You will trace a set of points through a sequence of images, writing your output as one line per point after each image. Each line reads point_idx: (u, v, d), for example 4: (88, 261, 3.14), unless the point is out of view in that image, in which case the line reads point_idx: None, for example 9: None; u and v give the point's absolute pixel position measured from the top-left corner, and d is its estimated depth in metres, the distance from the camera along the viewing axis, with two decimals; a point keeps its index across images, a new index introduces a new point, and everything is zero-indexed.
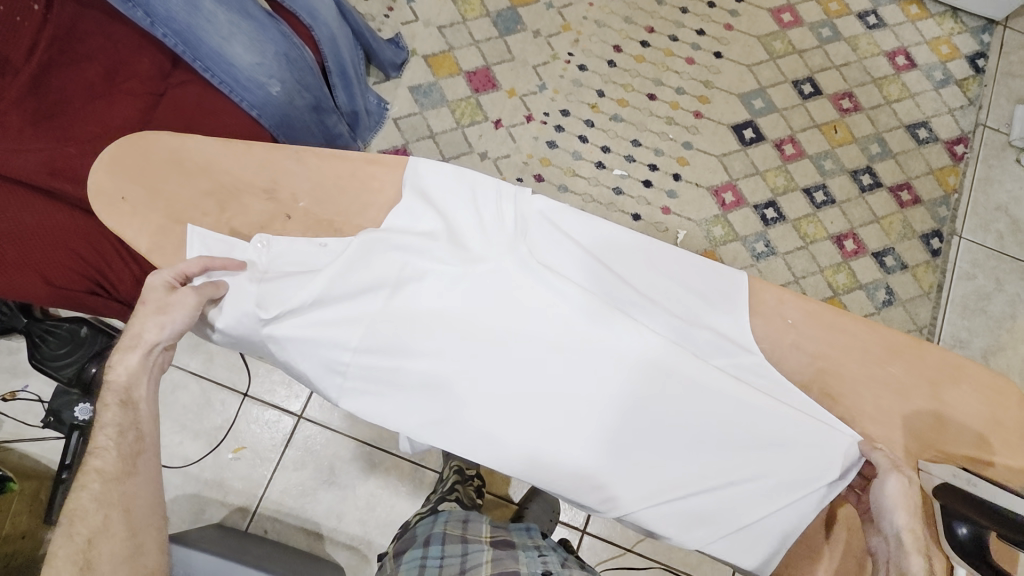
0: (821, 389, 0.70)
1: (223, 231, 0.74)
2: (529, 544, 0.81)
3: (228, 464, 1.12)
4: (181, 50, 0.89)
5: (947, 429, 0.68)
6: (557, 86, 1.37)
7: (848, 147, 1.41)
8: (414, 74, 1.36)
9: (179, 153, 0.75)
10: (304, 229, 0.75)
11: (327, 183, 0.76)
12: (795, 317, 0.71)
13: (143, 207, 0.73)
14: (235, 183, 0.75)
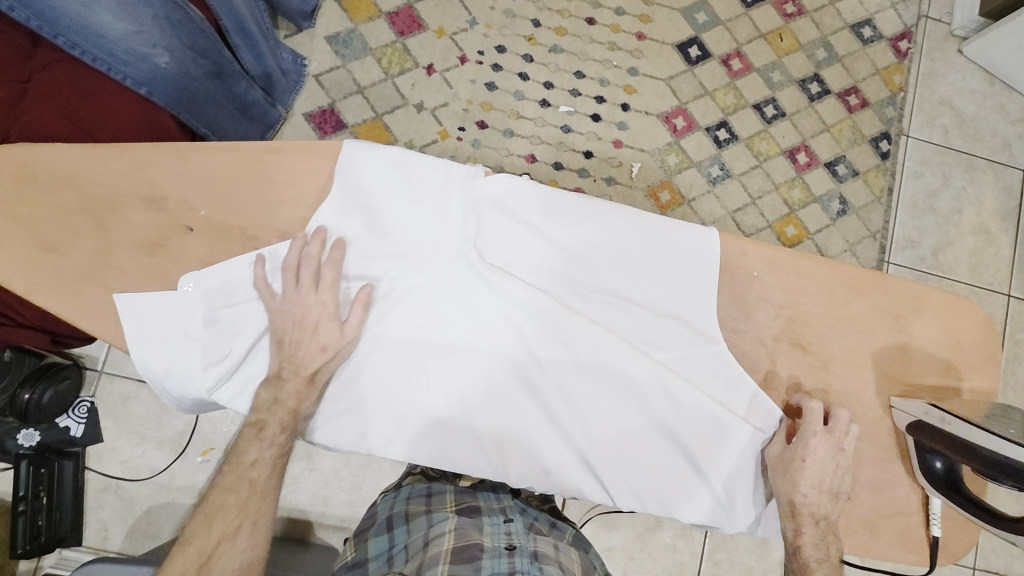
0: (790, 340, 0.68)
1: (114, 255, 0.65)
2: (495, 508, 0.83)
3: (199, 468, 1.07)
4: (37, 25, 0.75)
5: (913, 360, 0.68)
6: (488, 19, 1.26)
7: (795, 55, 1.36)
8: (329, 21, 1.22)
9: (36, 169, 0.65)
10: (209, 242, 0.66)
11: (226, 180, 0.66)
12: (759, 268, 0.68)
13: (9, 237, 0.64)
14: (121, 191, 0.66)
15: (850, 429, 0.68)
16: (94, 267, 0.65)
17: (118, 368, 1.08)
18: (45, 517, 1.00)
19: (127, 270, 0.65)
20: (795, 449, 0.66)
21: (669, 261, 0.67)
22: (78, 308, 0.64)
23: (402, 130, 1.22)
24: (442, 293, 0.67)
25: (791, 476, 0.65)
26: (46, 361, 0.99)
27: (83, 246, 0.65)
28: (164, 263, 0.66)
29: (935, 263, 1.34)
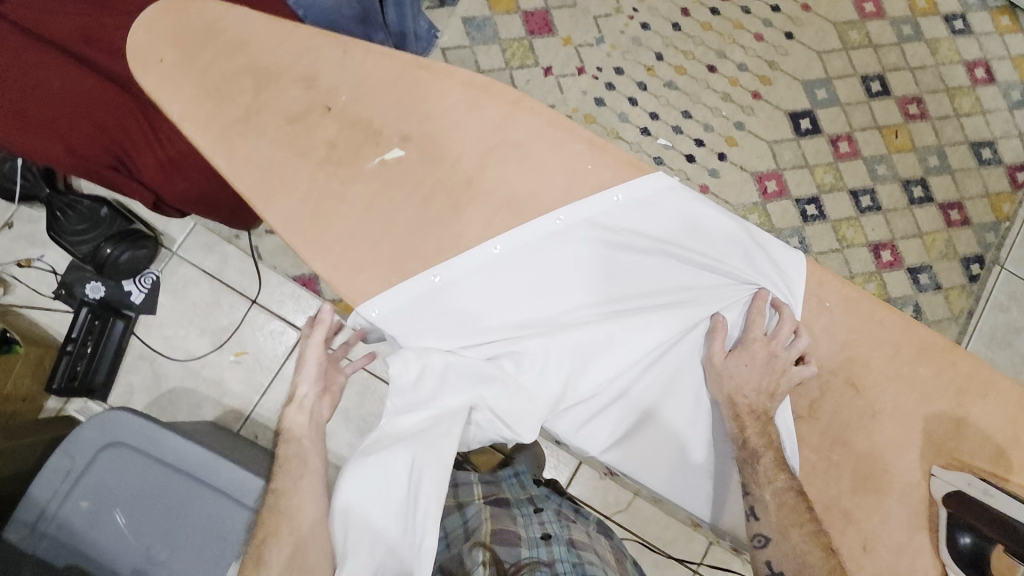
0: (846, 378, 0.67)
1: (257, 111, 0.69)
2: (523, 499, 0.82)
3: (229, 366, 1.12)
4: None
5: (967, 438, 0.66)
6: (615, 42, 1.31)
7: (906, 155, 1.35)
8: (470, 5, 1.30)
9: (218, 23, 0.71)
10: (340, 126, 0.70)
11: (372, 80, 0.71)
12: (833, 300, 0.68)
13: (175, 72, 0.70)
14: (279, 64, 0.70)
15: (883, 484, 0.66)
16: (239, 120, 0.69)
17: (189, 254, 1.14)
18: (84, 364, 1.07)
19: (262, 132, 0.69)
20: (736, 355, 0.66)
21: (742, 257, 0.68)
22: (211, 143, 0.68)
23: None
24: (524, 255, 0.68)
25: (728, 381, 0.65)
26: (137, 228, 1.08)
27: (239, 99, 0.69)
28: (295, 133, 0.69)
29: None
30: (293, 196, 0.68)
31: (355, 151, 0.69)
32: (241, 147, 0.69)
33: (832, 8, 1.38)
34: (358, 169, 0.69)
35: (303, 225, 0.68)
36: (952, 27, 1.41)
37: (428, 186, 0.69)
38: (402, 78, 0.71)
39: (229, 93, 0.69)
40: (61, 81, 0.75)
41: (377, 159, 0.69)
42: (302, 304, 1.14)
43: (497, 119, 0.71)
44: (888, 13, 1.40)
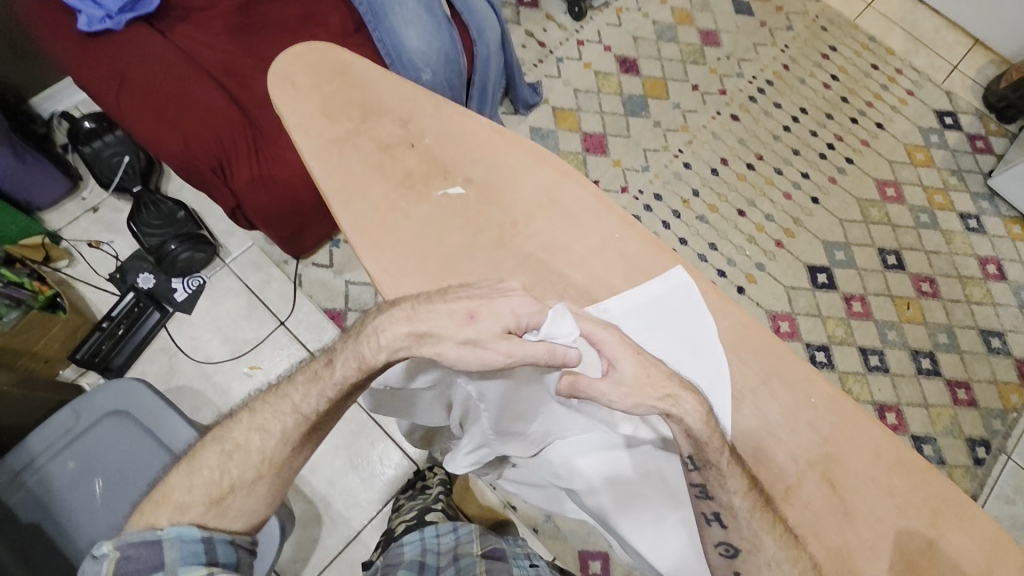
0: (822, 473, 0.67)
1: (355, 135, 0.82)
2: (520, 554, 0.77)
3: (240, 377, 1.16)
4: (368, 19, 1.07)
5: (937, 561, 0.64)
6: (658, 172, 1.47)
7: (916, 326, 1.41)
8: (539, 118, 1.49)
9: (348, 66, 0.86)
10: (420, 160, 0.81)
11: (453, 133, 0.83)
12: (818, 398, 0.69)
13: (306, 91, 0.84)
14: (379, 108, 0.83)
15: None
16: (343, 138, 0.81)
17: (239, 269, 1.23)
18: (109, 344, 1.12)
19: (356, 152, 0.81)
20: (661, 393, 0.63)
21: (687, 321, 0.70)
22: (314, 152, 0.80)
23: None
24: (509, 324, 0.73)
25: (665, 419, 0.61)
26: (203, 234, 1.18)
27: (344, 126, 0.82)
28: (382, 157, 0.80)
29: None
30: (367, 204, 0.78)
31: (426, 180, 0.80)
32: (336, 159, 0.80)
33: (856, 186, 1.54)
34: (424, 195, 0.79)
35: (367, 228, 0.76)
36: (967, 224, 1.54)
37: (478, 224, 0.77)
38: (476, 138, 0.83)
39: (339, 121, 0.82)
40: (198, 94, 0.91)
41: (442, 190, 0.79)
42: (325, 334, 1.20)
43: (549, 186, 0.81)
44: (908, 199, 1.55)
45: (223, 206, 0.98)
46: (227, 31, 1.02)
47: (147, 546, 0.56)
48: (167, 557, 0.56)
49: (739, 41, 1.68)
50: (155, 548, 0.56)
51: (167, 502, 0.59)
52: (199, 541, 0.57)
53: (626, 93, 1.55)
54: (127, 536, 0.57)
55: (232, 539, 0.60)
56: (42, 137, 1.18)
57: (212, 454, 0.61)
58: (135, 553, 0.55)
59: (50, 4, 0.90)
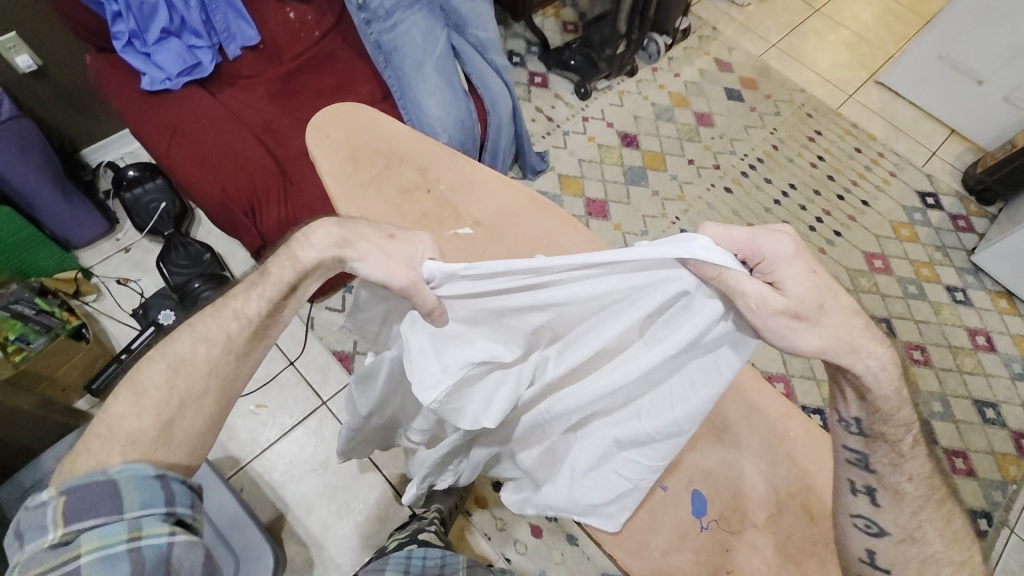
0: (803, 505, 0.69)
1: (376, 179, 0.84)
2: None
3: (246, 414, 1.19)
4: (395, 91, 1.20)
5: None
6: (656, 237, 1.56)
7: None
8: (546, 183, 1.60)
9: (375, 121, 0.89)
10: (434, 204, 0.83)
11: (468, 180, 0.86)
12: (799, 435, 0.73)
13: (337, 141, 0.87)
14: (401, 155, 0.87)
15: None
16: (366, 183, 0.83)
17: None
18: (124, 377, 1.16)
19: (375, 193, 0.82)
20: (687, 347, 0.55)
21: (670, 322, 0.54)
22: (338, 193, 0.82)
23: None
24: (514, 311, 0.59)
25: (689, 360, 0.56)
26: (226, 275, 1.25)
27: None
28: (400, 201, 0.82)
29: None
30: None
31: (438, 221, 0.82)
32: (359, 202, 0.82)
33: (845, 256, 1.62)
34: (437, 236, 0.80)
35: None
36: (953, 296, 1.61)
37: None
38: None
39: (362, 165, 0.85)
40: (239, 146, 1.01)
41: (452, 232, 0.81)
42: (332, 376, 1.24)
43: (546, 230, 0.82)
44: (896, 270, 1.62)
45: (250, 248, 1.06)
46: (269, 95, 1.15)
47: (96, 487, 0.48)
48: (121, 497, 0.48)
49: (731, 123, 1.83)
50: (108, 489, 0.48)
51: (117, 433, 0.53)
52: (155, 479, 0.51)
53: (626, 164, 1.67)
54: (74, 480, 0.48)
55: (184, 480, 0.53)
56: (88, 182, 1.28)
57: (154, 371, 0.57)
58: (87, 493, 0.48)
59: (118, 66, 1.03)
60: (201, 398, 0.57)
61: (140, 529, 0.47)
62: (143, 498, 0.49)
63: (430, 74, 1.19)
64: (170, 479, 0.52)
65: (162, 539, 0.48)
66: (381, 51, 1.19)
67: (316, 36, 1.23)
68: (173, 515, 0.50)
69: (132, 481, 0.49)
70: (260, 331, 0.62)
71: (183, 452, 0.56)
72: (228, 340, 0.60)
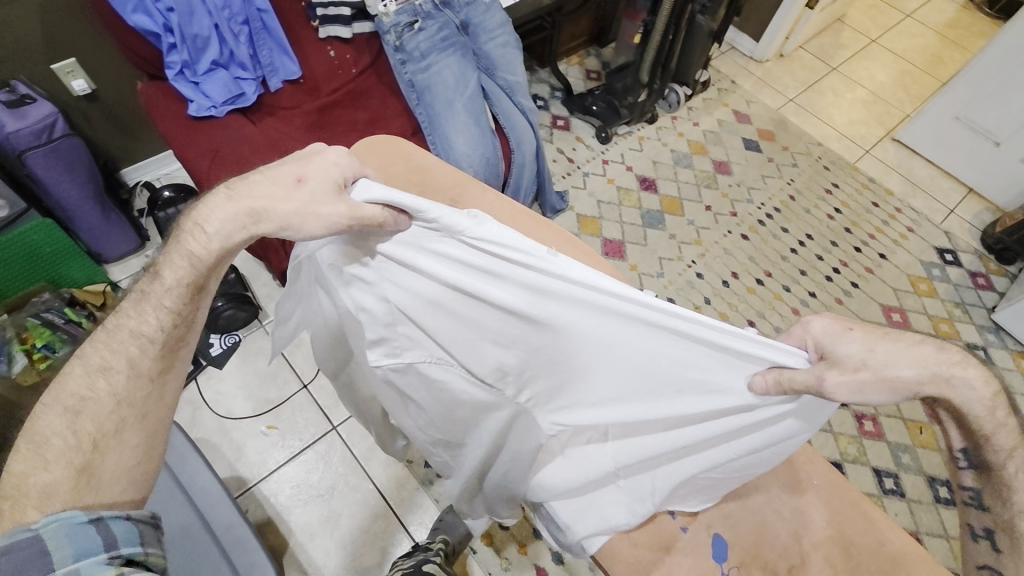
0: (823, 557, 0.67)
1: None
2: None
3: (256, 435, 1.19)
4: (424, 126, 1.24)
5: None
6: (672, 279, 1.57)
7: (931, 452, 1.39)
8: (564, 222, 1.63)
9: (409, 153, 0.93)
10: None
11: (495, 213, 0.88)
12: (819, 483, 0.71)
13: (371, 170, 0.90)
14: (430, 187, 0.90)
15: None
16: None
17: None
18: None
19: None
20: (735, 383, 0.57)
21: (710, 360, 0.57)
22: None
23: None
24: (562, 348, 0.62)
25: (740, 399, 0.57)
26: (248, 296, 1.27)
27: None
28: None
29: None
30: None
31: None
32: None
33: (862, 308, 1.61)
34: None
35: None
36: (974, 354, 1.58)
37: None
38: None
39: None
40: None
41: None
42: None
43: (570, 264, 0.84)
44: (914, 325, 1.61)
45: (276, 269, 1.08)
46: (304, 126, 1.21)
47: (22, 543, 0.41)
48: (52, 553, 0.42)
49: (749, 172, 1.86)
50: (33, 546, 0.41)
51: (24, 490, 0.45)
52: (88, 524, 0.44)
53: (644, 207, 1.70)
54: None
55: (124, 516, 0.46)
56: (125, 201, 1.34)
57: (53, 417, 0.50)
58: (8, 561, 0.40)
59: (168, 93, 1.09)
60: (118, 432, 0.52)
61: None
62: (77, 548, 0.42)
63: (460, 112, 1.23)
64: (106, 519, 0.45)
65: None
66: (414, 89, 1.25)
67: (353, 73, 1.29)
68: (118, 555, 0.44)
69: (60, 533, 0.43)
70: (171, 348, 0.58)
71: (124, 486, 0.51)
72: (131, 366, 0.55)
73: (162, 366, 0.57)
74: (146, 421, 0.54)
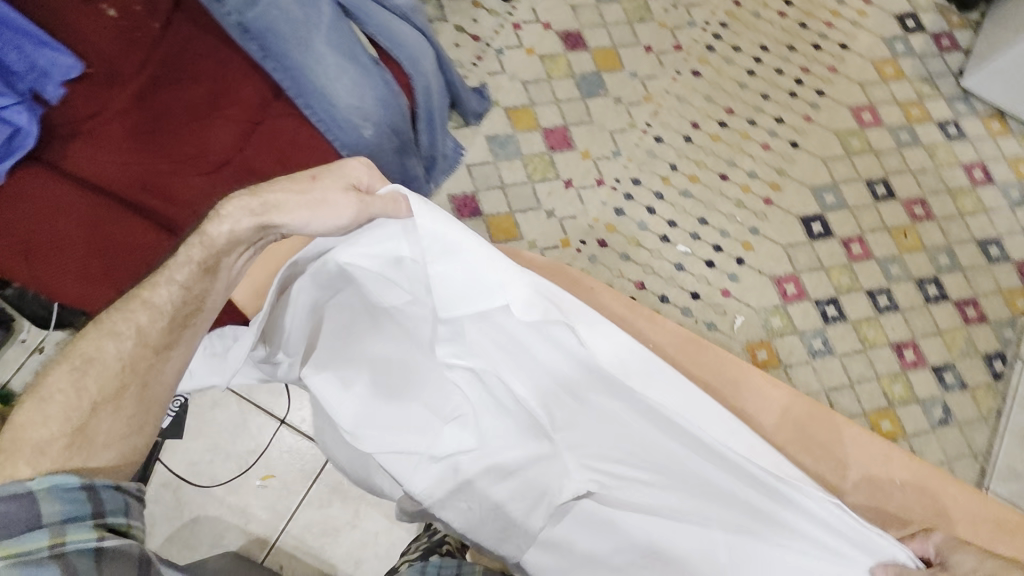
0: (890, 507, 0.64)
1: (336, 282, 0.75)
2: None
3: (254, 491, 1.09)
4: (287, 86, 0.93)
5: None
6: (631, 154, 1.38)
7: (917, 255, 1.39)
8: (493, 124, 1.37)
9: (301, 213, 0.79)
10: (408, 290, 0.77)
11: None
12: None
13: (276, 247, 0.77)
14: None
15: None
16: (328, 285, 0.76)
17: None
18: None
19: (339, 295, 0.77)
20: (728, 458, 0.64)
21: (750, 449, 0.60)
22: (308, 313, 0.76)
23: (529, 230, 1.30)
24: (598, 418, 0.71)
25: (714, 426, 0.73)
26: None
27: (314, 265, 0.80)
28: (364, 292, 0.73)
29: None
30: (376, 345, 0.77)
31: None
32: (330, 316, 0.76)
33: (832, 118, 1.47)
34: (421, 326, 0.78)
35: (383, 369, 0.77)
36: (947, 132, 1.49)
37: None
38: None
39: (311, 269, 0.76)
40: (120, 233, 0.83)
41: None
42: None
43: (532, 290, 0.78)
44: (886, 120, 1.49)
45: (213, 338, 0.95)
46: (128, 136, 0.88)
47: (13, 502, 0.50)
48: (45, 509, 0.51)
49: None
50: (28, 500, 0.50)
51: (23, 444, 0.54)
52: (79, 490, 0.53)
53: (577, 72, 1.43)
54: None
55: (113, 486, 0.56)
56: None
57: (62, 374, 0.58)
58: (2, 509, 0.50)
59: None
60: (119, 397, 0.59)
61: (68, 535, 0.51)
62: (66, 509, 0.52)
63: (325, 53, 0.91)
64: (97, 487, 0.54)
65: (88, 544, 0.52)
66: (251, 35, 0.90)
67: (156, 27, 0.93)
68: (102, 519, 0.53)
69: (51, 495, 0.52)
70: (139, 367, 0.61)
71: (109, 453, 0.58)
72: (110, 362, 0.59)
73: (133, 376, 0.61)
74: (139, 393, 0.61)
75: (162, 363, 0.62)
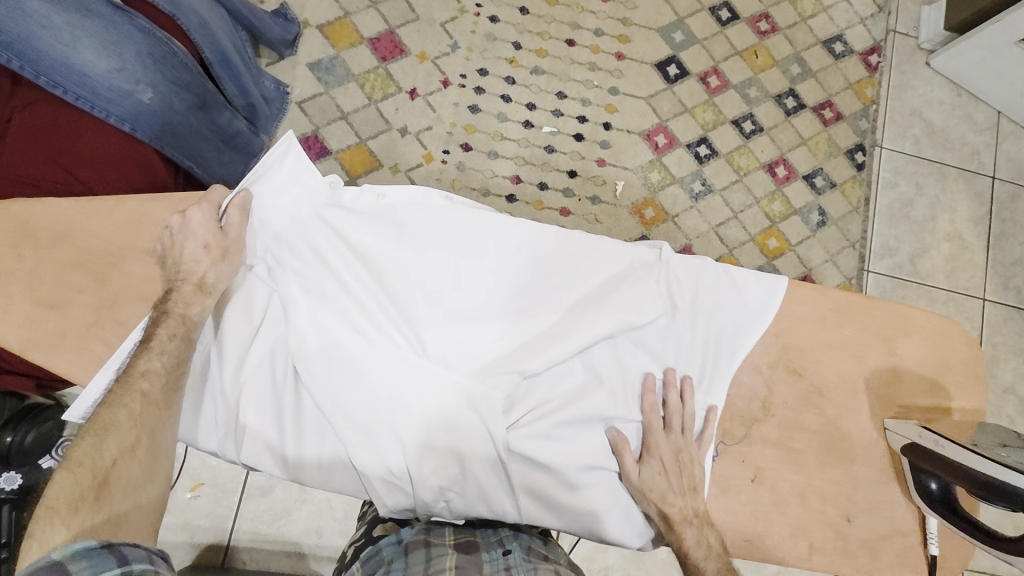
0: None
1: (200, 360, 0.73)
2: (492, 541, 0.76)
3: (188, 504, 1.05)
4: (18, 66, 0.76)
5: (903, 381, 0.77)
6: (469, 43, 1.27)
7: (770, 72, 1.40)
8: (311, 48, 1.22)
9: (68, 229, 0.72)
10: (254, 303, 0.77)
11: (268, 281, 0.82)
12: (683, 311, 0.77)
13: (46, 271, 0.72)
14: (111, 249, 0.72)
15: (847, 453, 0.77)
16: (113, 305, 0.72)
17: None
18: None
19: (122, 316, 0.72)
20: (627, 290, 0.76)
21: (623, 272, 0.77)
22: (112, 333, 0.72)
23: (387, 155, 1.21)
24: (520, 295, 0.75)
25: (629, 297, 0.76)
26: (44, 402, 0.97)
27: (83, 299, 0.72)
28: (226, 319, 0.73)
29: (913, 270, 1.36)
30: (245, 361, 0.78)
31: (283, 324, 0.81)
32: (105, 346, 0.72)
33: None
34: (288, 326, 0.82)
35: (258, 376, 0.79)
36: None
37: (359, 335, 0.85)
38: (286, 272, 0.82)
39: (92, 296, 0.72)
40: None
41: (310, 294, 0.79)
42: None
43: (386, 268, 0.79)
44: None
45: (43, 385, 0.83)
46: None
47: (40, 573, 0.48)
48: (71, 568, 0.49)
49: None
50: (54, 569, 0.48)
51: (52, 505, 0.56)
52: (102, 548, 0.51)
53: None
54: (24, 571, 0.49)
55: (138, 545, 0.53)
56: None
57: (84, 444, 0.61)
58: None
59: None
60: (133, 452, 0.62)
61: None
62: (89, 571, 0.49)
63: (48, 14, 0.77)
64: (121, 546, 0.51)
65: None
66: None
67: None
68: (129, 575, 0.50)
69: (75, 556, 0.50)
70: (150, 432, 0.64)
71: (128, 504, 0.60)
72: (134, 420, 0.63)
73: (139, 442, 0.63)
74: (156, 444, 0.64)
75: (170, 421, 0.66)
